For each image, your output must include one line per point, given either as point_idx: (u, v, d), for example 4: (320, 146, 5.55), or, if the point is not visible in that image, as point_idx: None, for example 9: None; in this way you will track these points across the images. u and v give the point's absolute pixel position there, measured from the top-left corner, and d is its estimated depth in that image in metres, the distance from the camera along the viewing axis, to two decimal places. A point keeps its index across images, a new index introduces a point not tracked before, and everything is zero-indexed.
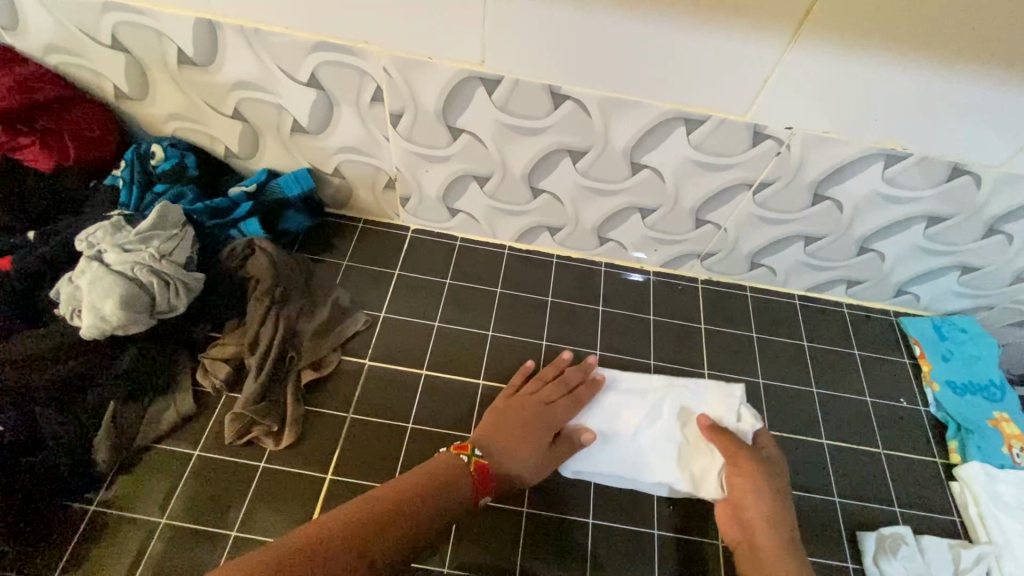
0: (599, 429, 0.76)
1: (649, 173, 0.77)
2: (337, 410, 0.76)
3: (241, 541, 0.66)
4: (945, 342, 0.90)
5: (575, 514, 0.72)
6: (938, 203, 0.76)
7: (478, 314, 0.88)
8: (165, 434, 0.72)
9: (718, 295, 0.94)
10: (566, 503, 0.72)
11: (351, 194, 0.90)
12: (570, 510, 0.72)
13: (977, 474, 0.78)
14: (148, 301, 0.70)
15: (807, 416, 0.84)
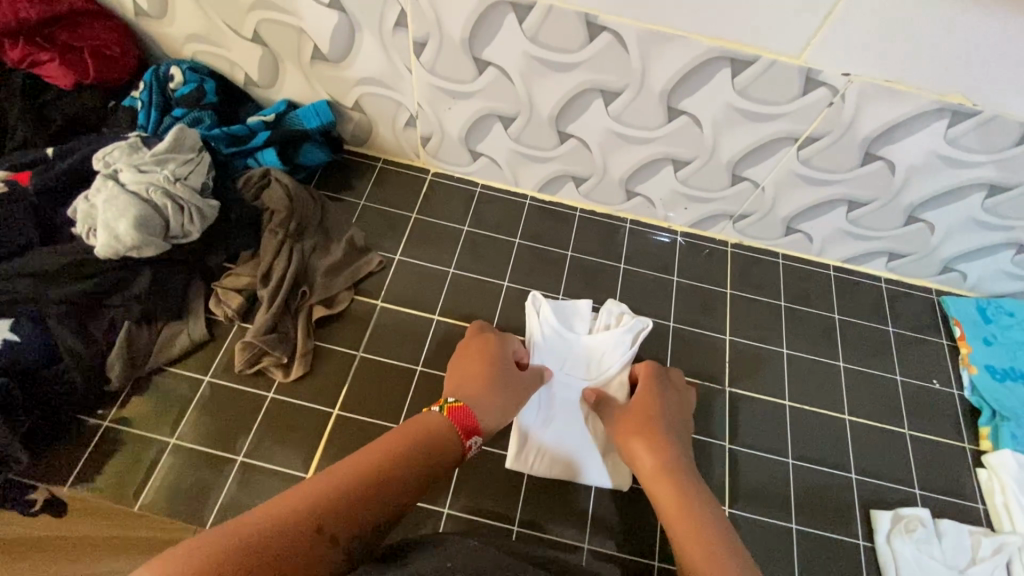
0: (556, 426, 0.72)
1: (687, 120, 0.72)
2: (346, 348, 0.75)
3: (248, 465, 0.67)
4: (989, 325, 0.85)
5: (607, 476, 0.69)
6: (1004, 170, 0.68)
7: (494, 264, 0.85)
8: (177, 357, 0.72)
9: (747, 260, 0.89)
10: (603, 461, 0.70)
11: (370, 131, 0.87)
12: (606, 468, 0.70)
13: (1009, 462, 0.73)
14: (162, 224, 0.69)
15: (830, 390, 0.80)
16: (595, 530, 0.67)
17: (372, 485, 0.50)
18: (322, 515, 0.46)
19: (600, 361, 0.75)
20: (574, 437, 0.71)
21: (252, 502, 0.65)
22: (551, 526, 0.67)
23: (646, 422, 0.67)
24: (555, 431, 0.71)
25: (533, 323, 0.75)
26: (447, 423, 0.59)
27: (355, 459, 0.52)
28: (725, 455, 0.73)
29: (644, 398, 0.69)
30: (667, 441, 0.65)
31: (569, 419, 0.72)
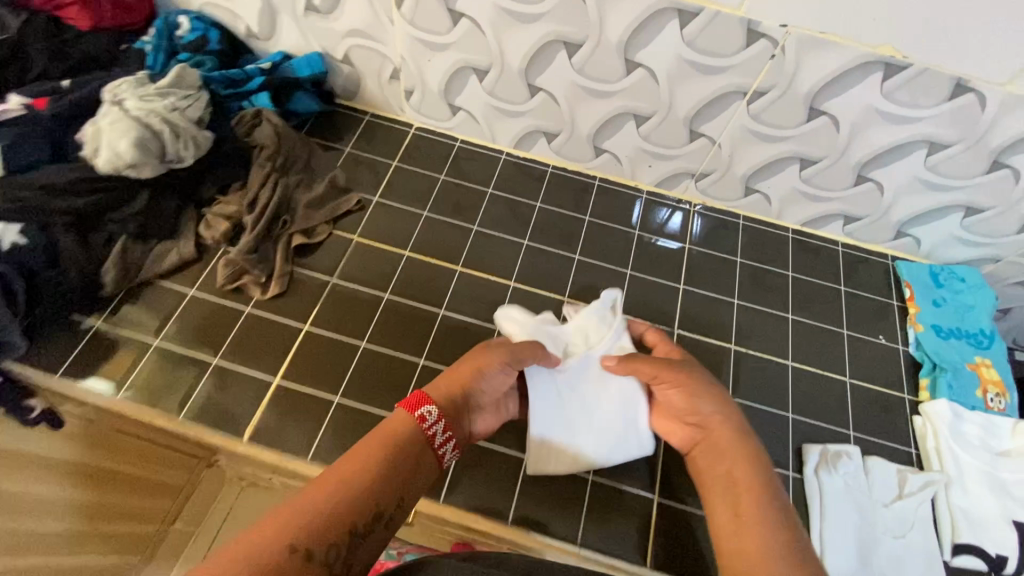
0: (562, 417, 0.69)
1: (643, 73, 0.77)
2: (321, 274, 0.82)
3: (223, 368, 0.73)
4: (940, 289, 0.88)
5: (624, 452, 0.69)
6: (942, 126, 0.71)
7: (466, 210, 0.91)
8: (167, 272, 0.79)
9: (708, 219, 0.94)
10: (623, 448, 0.69)
11: (359, 84, 0.94)
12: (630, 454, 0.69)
13: (944, 412, 0.75)
14: (159, 148, 0.76)
15: (777, 338, 0.84)
16: None
17: (349, 499, 0.50)
18: (293, 532, 0.46)
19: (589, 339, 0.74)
20: (580, 425, 0.70)
21: (223, 399, 0.71)
22: (495, 436, 0.72)
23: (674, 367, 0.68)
24: (567, 427, 0.69)
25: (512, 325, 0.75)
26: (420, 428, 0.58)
27: (333, 473, 0.52)
28: None
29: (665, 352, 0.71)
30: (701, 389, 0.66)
31: (573, 412, 0.70)
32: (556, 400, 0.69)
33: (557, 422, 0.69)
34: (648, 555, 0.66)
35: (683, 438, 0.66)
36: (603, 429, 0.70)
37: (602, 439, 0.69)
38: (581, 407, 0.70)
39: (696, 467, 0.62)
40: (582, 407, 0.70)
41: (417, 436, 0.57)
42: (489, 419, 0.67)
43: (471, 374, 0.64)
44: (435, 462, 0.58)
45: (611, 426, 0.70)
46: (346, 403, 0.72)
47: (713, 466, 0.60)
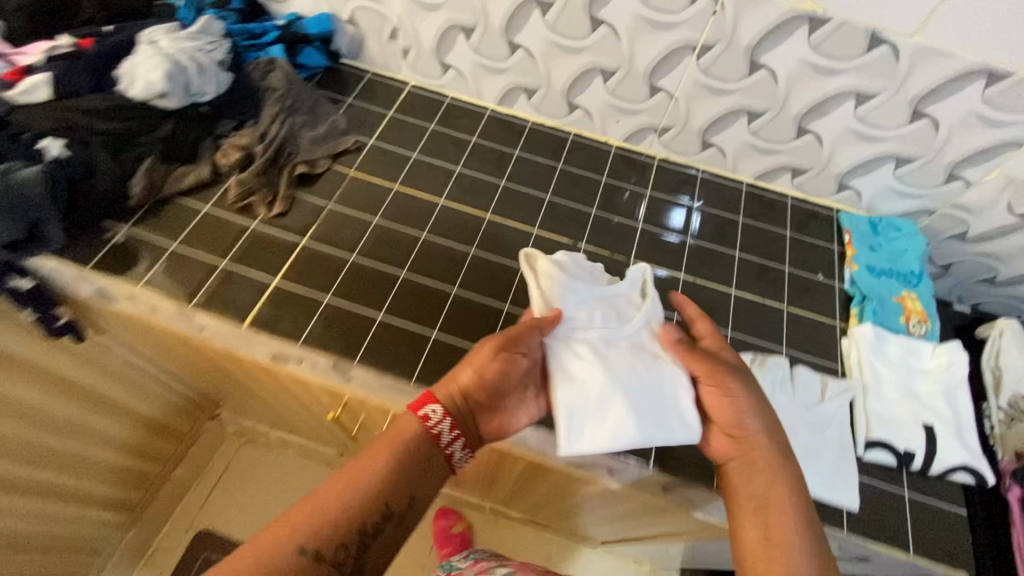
0: (600, 405, 0.66)
1: (606, 30, 0.88)
2: (319, 199, 0.93)
3: (230, 269, 0.85)
4: (877, 236, 0.97)
5: (671, 434, 0.66)
6: (865, 77, 0.81)
7: (452, 154, 1.02)
8: (186, 191, 0.91)
9: (670, 171, 1.04)
10: (671, 428, 0.66)
11: (362, 44, 1.06)
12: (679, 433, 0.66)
13: (868, 333, 0.84)
14: (185, 82, 0.88)
15: (723, 270, 0.93)
16: None
17: (364, 506, 0.59)
18: (311, 533, 0.56)
19: (621, 312, 0.73)
20: (622, 410, 0.66)
21: (229, 294, 0.82)
22: (462, 335, 0.82)
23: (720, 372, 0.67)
24: (609, 417, 0.66)
25: (545, 281, 0.72)
26: (425, 431, 0.64)
27: (348, 479, 0.60)
28: None
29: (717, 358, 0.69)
30: (756, 415, 0.65)
31: (613, 401, 0.66)
32: (592, 392, 0.66)
33: (597, 411, 0.66)
34: None
35: (721, 448, 0.67)
36: (648, 413, 0.66)
37: (647, 421, 0.66)
38: (619, 391, 0.67)
39: (729, 481, 0.64)
40: (624, 392, 0.67)
41: (422, 443, 0.64)
42: (513, 411, 0.69)
43: (474, 386, 0.65)
44: (446, 464, 0.65)
45: (654, 407, 0.67)
46: (336, 301, 0.83)
47: (745, 484, 0.63)
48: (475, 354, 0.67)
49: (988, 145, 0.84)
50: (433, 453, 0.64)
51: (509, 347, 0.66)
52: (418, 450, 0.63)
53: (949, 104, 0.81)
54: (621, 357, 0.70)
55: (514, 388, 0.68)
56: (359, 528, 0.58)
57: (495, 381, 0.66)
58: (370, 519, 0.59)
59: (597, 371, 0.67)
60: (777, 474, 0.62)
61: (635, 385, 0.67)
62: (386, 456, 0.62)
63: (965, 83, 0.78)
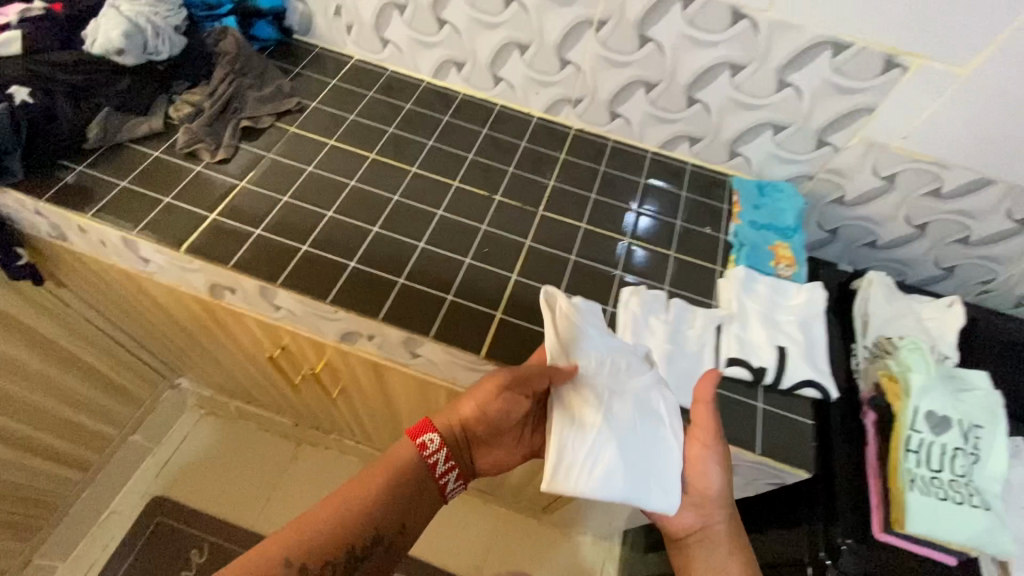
0: (604, 459, 0.69)
1: (517, 7, 1.01)
2: (260, 150, 1.03)
3: (172, 205, 0.95)
4: (763, 197, 1.08)
5: (653, 499, 0.70)
6: (734, 49, 0.94)
7: (388, 119, 1.14)
8: (139, 138, 1.01)
9: (584, 140, 1.16)
10: (653, 492, 0.70)
11: (311, 20, 1.18)
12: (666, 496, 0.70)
13: (740, 274, 0.95)
14: (142, 42, 0.99)
15: (619, 222, 1.05)
16: (412, 274, 0.92)
17: (354, 524, 0.72)
18: (312, 544, 0.69)
19: (630, 371, 0.76)
20: (621, 469, 0.69)
21: (170, 225, 0.93)
22: (379, 265, 0.92)
23: (702, 452, 0.76)
24: (608, 472, 0.69)
25: (562, 323, 0.79)
26: (421, 464, 0.79)
27: (362, 476, 0.76)
28: (524, 248, 0.98)
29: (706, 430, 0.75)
30: (718, 473, 0.76)
31: (616, 454, 0.70)
32: (591, 436, 0.70)
33: (604, 464, 0.69)
34: (483, 348, 0.86)
35: (688, 525, 0.77)
36: (643, 475, 0.70)
37: (637, 483, 0.69)
38: (617, 443, 0.70)
39: (689, 555, 0.77)
40: (626, 444, 0.71)
41: (417, 466, 0.78)
42: (495, 457, 0.84)
43: (472, 414, 0.81)
44: (439, 492, 0.80)
45: (641, 467, 0.71)
46: (265, 235, 0.93)
47: (704, 559, 0.76)
48: (491, 381, 0.79)
49: (846, 110, 0.96)
50: (424, 480, 0.78)
51: (505, 387, 0.78)
52: (415, 475, 0.78)
53: (807, 72, 0.93)
54: (633, 409, 0.73)
55: (507, 432, 0.83)
56: (361, 518, 0.72)
57: (500, 415, 0.80)
58: (370, 510, 0.73)
59: (614, 422, 0.72)
60: (733, 544, 0.77)
61: (637, 443, 0.71)
62: (394, 464, 0.78)
63: (816, 52, 0.90)
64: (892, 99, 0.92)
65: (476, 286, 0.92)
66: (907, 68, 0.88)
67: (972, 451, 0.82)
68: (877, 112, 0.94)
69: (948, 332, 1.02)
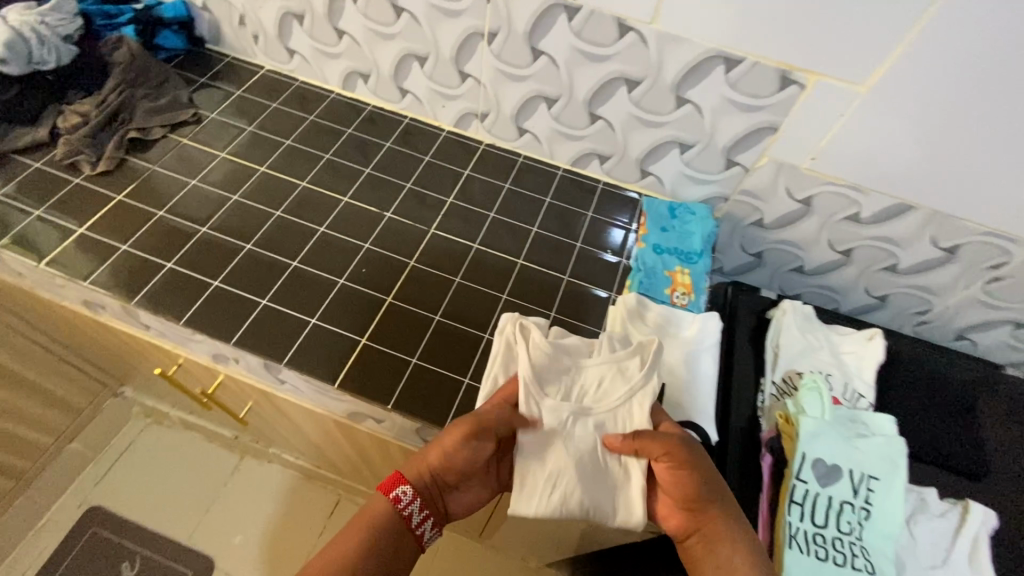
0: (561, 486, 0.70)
1: (409, 17, 0.97)
2: (145, 163, 1.00)
3: (40, 217, 0.91)
4: (672, 219, 1.01)
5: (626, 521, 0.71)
6: (627, 63, 0.88)
7: (288, 130, 1.10)
8: (22, 149, 0.97)
9: (494, 155, 1.12)
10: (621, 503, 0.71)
11: (219, 29, 1.16)
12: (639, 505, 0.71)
13: (630, 302, 0.87)
14: (26, 52, 0.96)
15: (516, 242, 1.00)
16: (279, 295, 0.88)
17: None
18: None
19: (603, 386, 0.75)
20: (583, 489, 0.70)
21: (35, 238, 0.89)
22: (246, 286, 0.88)
23: (676, 465, 0.69)
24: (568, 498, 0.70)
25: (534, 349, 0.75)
26: (395, 514, 0.70)
27: (336, 539, 0.67)
28: (406, 268, 0.94)
29: (676, 459, 0.69)
30: (699, 483, 0.69)
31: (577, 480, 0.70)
32: (551, 463, 0.71)
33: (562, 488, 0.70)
34: (338, 377, 0.81)
35: (682, 524, 0.70)
36: (607, 495, 0.71)
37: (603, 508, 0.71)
38: (575, 467, 0.71)
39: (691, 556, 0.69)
40: (586, 464, 0.71)
41: (393, 517, 0.69)
42: (467, 500, 0.75)
43: (440, 463, 0.71)
44: (416, 541, 0.71)
45: (603, 480, 0.72)
46: (132, 251, 0.90)
47: (712, 557, 0.67)
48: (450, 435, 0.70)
49: (749, 128, 0.90)
50: (401, 527, 0.69)
51: (474, 435, 0.69)
52: (385, 528, 0.69)
53: (703, 88, 0.87)
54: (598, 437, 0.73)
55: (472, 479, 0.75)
56: None
57: (458, 466, 0.71)
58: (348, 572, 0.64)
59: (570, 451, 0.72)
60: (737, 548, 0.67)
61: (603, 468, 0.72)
62: (363, 519, 0.69)
63: (710, 67, 0.84)
64: (793, 118, 0.85)
65: (345, 309, 0.88)
66: (803, 84, 0.81)
67: (863, 506, 0.75)
68: (780, 131, 0.88)
69: (865, 368, 0.94)
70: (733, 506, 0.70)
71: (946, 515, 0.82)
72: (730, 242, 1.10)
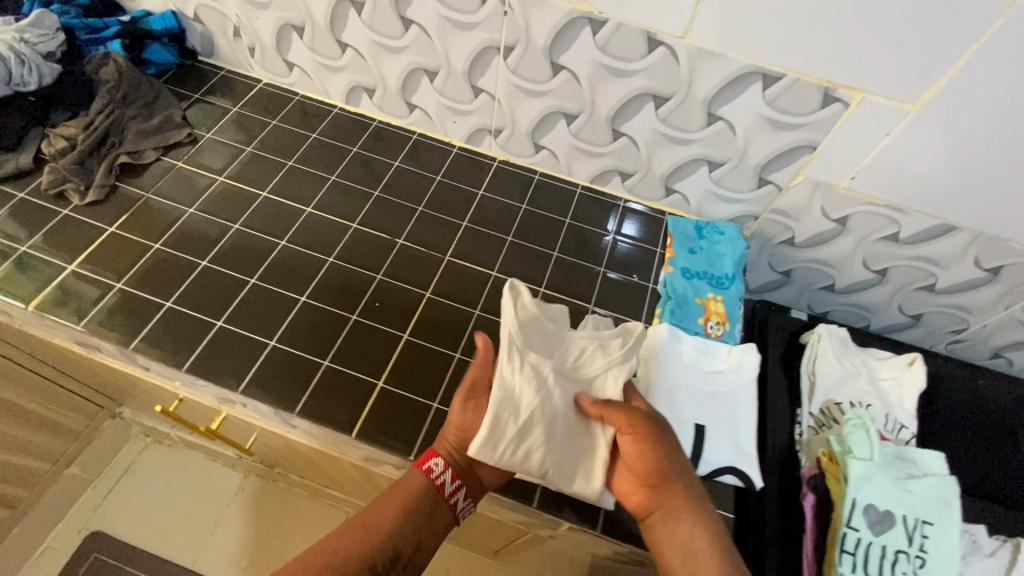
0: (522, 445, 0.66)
1: (418, 30, 0.90)
2: (138, 190, 0.94)
3: (26, 254, 0.84)
4: (700, 240, 0.96)
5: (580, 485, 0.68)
6: (656, 79, 0.82)
7: (290, 149, 1.04)
8: (3, 178, 0.90)
9: (508, 172, 1.06)
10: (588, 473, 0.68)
11: (212, 42, 1.09)
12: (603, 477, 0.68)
13: (663, 335, 0.81)
14: (4, 72, 0.90)
15: (536, 268, 0.94)
16: (287, 334, 0.82)
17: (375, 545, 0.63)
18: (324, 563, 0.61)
19: (584, 359, 0.73)
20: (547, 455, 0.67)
21: (22, 277, 0.82)
22: (252, 325, 0.82)
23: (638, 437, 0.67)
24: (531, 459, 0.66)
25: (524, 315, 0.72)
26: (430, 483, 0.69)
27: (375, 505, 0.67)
28: (422, 300, 0.88)
29: (637, 429, 0.67)
30: (660, 456, 0.66)
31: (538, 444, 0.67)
32: (521, 422, 0.66)
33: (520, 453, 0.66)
34: (355, 426, 0.76)
35: (643, 501, 0.68)
36: (568, 462, 0.68)
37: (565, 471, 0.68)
38: (544, 426, 0.67)
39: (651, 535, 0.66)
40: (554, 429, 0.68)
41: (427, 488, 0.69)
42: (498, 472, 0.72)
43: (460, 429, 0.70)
44: (450, 512, 0.69)
45: (568, 446, 0.69)
46: (128, 289, 0.83)
47: (672, 533, 0.65)
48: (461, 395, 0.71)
49: (785, 147, 0.84)
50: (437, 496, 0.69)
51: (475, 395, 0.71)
52: (419, 494, 0.68)
53: (738, 105, 0.81)
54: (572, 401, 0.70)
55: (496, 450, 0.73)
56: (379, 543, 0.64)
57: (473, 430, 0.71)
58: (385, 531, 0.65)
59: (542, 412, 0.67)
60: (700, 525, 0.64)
61: (571, 435, 0.69)
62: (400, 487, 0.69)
63: (746, 83, 0.79)
64: (834, 137, 0.80)
65: (360, 347, 0.82)
66: (848, 102, 0.76)
67: (917, 554, 0.71)
68: (819, 150, 0.82)
69: (906, 396, 0.90)
70: (694, 482, 0.67)
71: (997, 555, 0.78)
72: (758, 260, 1.05)
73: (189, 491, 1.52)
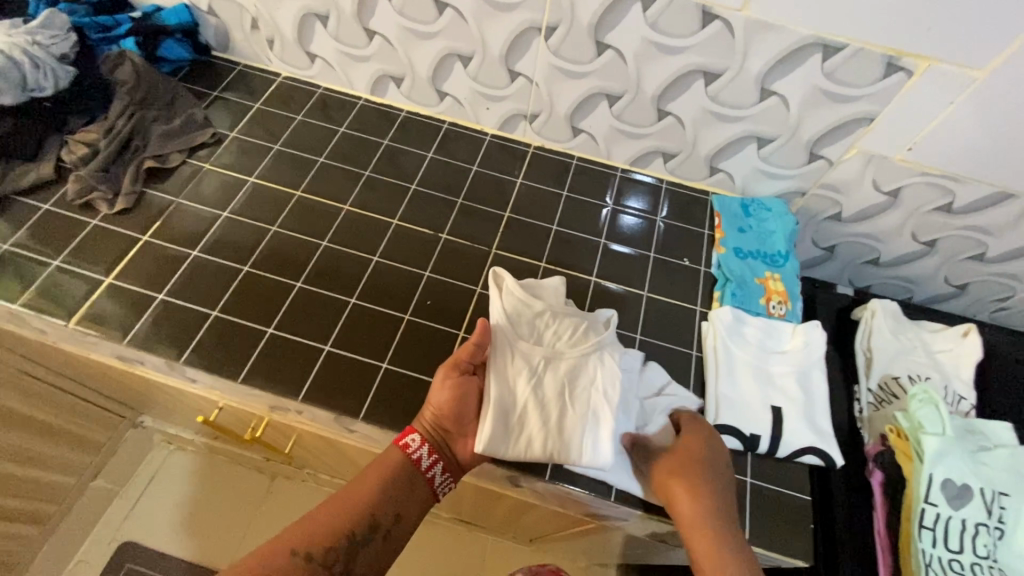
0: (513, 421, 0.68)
1: (453, 13, 0.86)
2: (167, 196, 0.90)
3: (61, 268, 0.81)
4: (747, 218, 0.95)
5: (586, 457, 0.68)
6: (707, 54, 0.80)
7: (317, 144, 1.00)
8: (24, 190, 0.86)
9: (544, 158, 1.02)
10: (572, 440, 0.68)
11: (228, 36, 1.04)
12: (588, 443, 0.68)
13: (726, 316, 0.82)
14: (19, 77, 0.86)
15: (583, 256, 0.91)
16: (341, 339, 0.80)
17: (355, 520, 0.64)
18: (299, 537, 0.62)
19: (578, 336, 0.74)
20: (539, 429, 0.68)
21: (58, 292, 0.79)
22: (303, 331, 0.80)
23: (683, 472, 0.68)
24: (523, 433, 0.68)
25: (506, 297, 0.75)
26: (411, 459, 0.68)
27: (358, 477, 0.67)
28: (474, 296, 0.86)
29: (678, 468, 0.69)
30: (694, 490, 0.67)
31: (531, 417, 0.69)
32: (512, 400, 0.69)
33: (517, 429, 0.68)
34: None
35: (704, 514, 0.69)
36: (567, 435, 0.69)
37: (566, 443, 0.68)
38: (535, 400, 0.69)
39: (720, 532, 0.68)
40: (546, 402, 0.70)
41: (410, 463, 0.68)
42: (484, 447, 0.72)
43: (444, 406, 0.70)
44: (427, 487, 0.69)
45: (563, 418, 0.70)
46: (170, 300, 0.80)
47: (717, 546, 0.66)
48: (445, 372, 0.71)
49: (841, 119, 0.82)
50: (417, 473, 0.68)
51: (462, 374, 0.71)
52: (400, 469, 0.68)
53: (794, 77, 0.79)
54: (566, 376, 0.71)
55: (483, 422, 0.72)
56: (357, 517, 0.64)
57: (460, 406, 0.70)
58: (367, 505, 0.65)
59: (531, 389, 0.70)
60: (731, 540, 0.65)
61: (569, 407, 0.70)
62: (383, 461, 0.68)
63: (804, 55, 0.76)
64: (896, 106, 0.77)
65: (417, 348, 0.80)
66: (912, 71, 0.74)
67: (997, 525, 0.71)
68: (877, 122, 0.80)
69: (963, 367, 0.89)
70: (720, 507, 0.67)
71: None
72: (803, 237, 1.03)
73: (219, 495, 1.45)
